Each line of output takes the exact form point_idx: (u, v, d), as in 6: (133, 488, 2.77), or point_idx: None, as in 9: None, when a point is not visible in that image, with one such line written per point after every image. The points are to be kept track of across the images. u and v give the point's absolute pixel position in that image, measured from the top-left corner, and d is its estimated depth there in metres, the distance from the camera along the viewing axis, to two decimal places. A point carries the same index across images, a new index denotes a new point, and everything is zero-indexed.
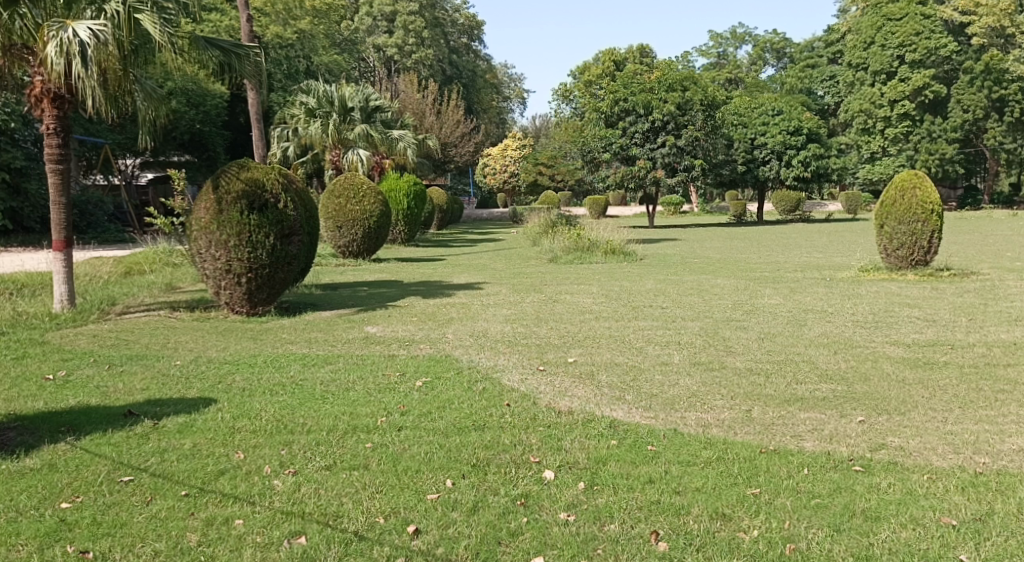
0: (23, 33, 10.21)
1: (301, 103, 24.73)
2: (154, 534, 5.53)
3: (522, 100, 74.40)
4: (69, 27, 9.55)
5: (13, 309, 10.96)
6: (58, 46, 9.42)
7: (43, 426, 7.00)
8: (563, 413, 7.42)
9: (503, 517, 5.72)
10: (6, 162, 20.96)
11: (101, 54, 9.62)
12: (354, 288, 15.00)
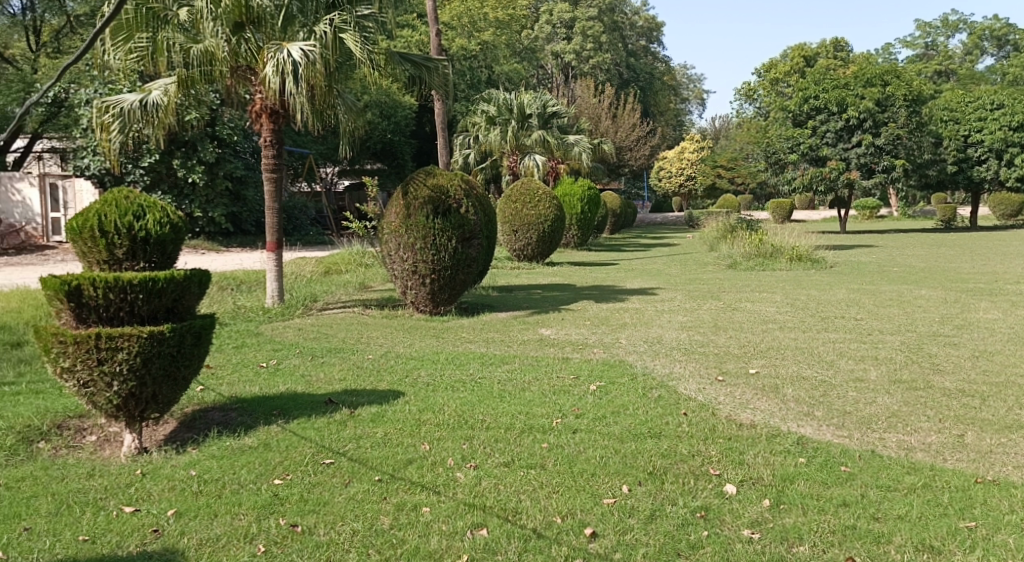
0: (247, 56, 11.19)
1: (483, 111, 25.66)
2: (353, 515, 6.01)
3: (703, 101, 73.69)
4: (285, 48, 10.57)
5: (232, 304, 12.06)
6: (275, 65, 10.47)
7: (259, 408, 7.75)
8: (745, 426, 7.50)
9: (683, 528, 5.88)
10: (227, 171, 22.84)
11: (310, 72, 10.50)
12: (529, 291, 15.47)
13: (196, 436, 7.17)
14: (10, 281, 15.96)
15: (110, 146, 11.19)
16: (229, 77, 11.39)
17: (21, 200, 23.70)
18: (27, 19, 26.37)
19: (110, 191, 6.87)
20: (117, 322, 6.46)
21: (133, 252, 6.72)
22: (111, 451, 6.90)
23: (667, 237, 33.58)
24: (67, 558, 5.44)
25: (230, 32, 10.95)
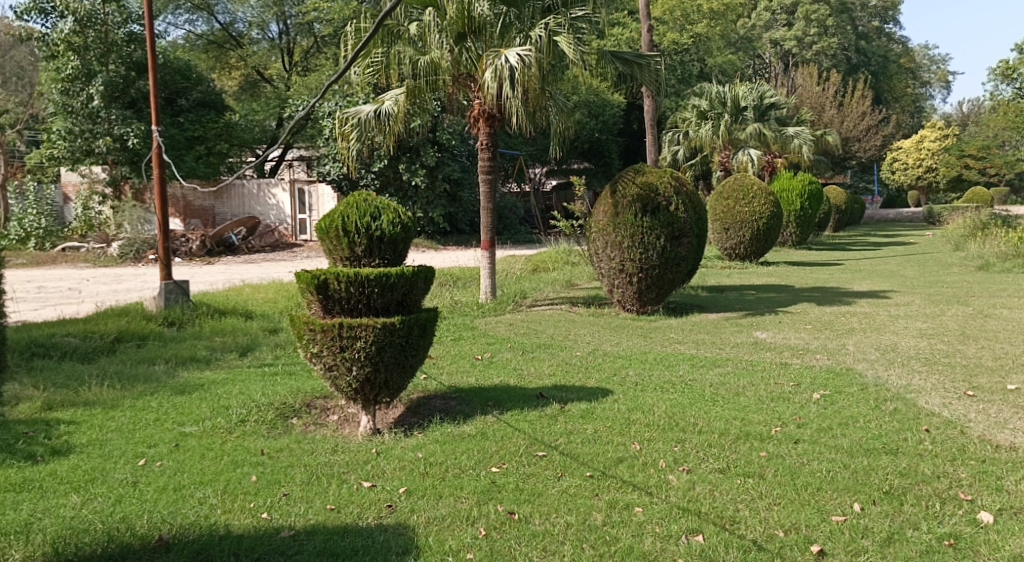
0: (467, 64, 11.43)
1: (694, 107, 25.19)
2: (566, 508, 5.88)
3: (946, 84, 68.79)
4: (504, 54, 10.67)
5: (451, 298, 12.43)
6: (493, 71, 10.59)
7: (475, 399, 7.85)
8: (1002, 449, 6.81)
9: (928, 555, 5.40)
10: (446, 174, 23.48)
11: (527, 76, 10.58)
12: (742, 292, 14.94)
13: (421, 422, 7.33)
14: (260, 275, 17.20)
15: (348, 152, 11.81)
16: (451, 85, 11.67)
17: (276, 203, 24.77)
18: (285, 43, 27.60)
19: (352, 194, 7.21)
20: (357, 313, 6.70)
21: (371, 249, 6.96)
22: (351, 430, 7.15)
23: (901, 235, 31.67)
24: (316, 523, 5.46)
25: (452, 41, 11.23)
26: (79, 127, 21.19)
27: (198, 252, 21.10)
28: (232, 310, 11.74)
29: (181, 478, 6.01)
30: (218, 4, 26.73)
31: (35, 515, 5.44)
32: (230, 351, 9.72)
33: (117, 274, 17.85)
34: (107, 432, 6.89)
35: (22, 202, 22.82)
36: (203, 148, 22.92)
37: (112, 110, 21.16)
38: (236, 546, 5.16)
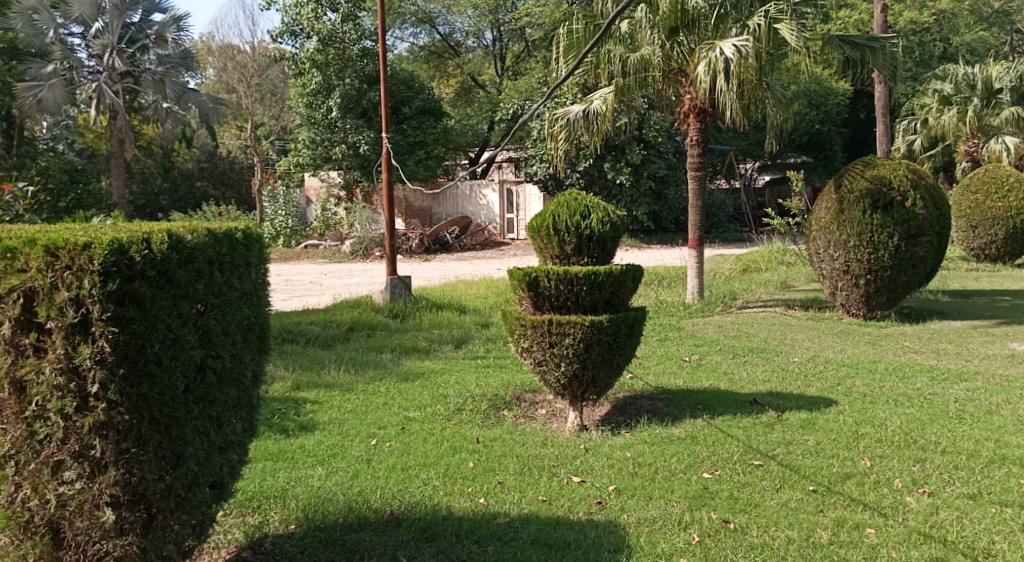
0: (680, 58, 11.38)
1: (936, 91, 23.38)
2: (788, 522, 5.47)
3: None
4: (718, 47, 10.56)
5: (656, 298, 12.55)
6: (707, 65, 10.55)
7: (683, 402, 7.79)
8: None
9: None
10: (652, 172, 23.15)
11: (742, 68, 10.34)
12: (991, 297, 13.90)
13: (628, 421, 7.37)
14: (473, 272, 17.84)
15: (555, 154, 11.98)
16: (661, 81, 11.68)
17: (486, 204, 25.46)
18: (498, 48, 28.15)
19: (562, 193, 7.34)
20: (565, 310, 6.88)
21: (580, 248, 7.09)
22: (558, 424, 7.32)
23: None
24: (530, 513, 5.59)
25: (664, 36, 11.26)
26: (320, 136, 22.70)
27: (417, 250, 22.31)
28: (449, 304, 12.28)
29: (407, 459, 6.38)
30: (439, 17, 27.70)
31: (290, 482, 5.86)
32: (447, 342, 10.19)
33: (348, 270, 19.09)
34: (344, 412, 7.42)
35: (274, 204, 24.79)
36: (422, 153, 23.55)
37: (347, 120, 22.40)
38: (458, 527, 5.33)
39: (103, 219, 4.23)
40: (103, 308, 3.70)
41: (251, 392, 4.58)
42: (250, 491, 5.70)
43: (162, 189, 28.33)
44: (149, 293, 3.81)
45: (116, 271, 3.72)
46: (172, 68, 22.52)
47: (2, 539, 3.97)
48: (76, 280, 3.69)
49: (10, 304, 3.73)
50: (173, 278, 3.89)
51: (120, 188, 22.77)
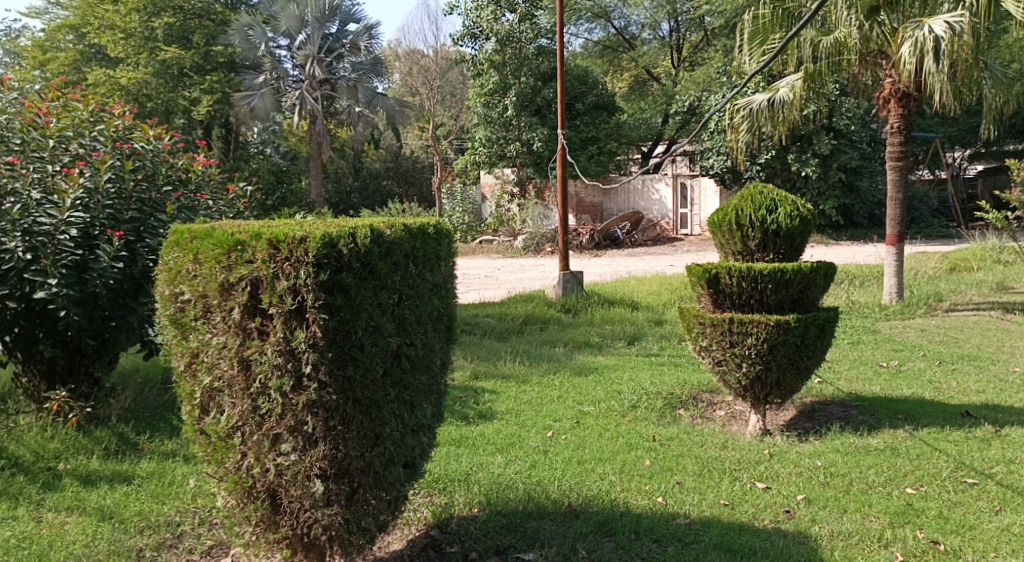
0: (880, 40, 10.77)
1: None
2: (1010, 548, 5.08)
3: None
4: (926, 25, 9.97)
5: (848, 298, 12.12)
6: (914, 45, 9.99)
7: (882, 410, 7.35)
8: None
9: None
10: (842, 163, 20.98)
11: (955, 46, 9.70)
12: None
13: (817, 427, 7.08)
14: (648, 268, 17.68)
15: (736, 144, 11.81)
16: (859, 63, 11.21)
17: (659, 198, 25.16)
18: (674, 40, 27.65)
19: (746, 186, 7.12)
20: (749, 308, 6.73)
21: (764, 243, 6.90)
22: (739, 427, 7.14)
23: None
24: (712, 516, 5.49)
25: (863, 17, 10.59)
26: (496, 134, 23.07)
27: (587, 245, 22.48)
28: (621, 300, 12.21)
29: (583, 452, 6.40)
30: (615, 10, 27.55)
31: (473, 467, 6.01)
32: (620, 338, 10.15)
33: (522, 265, 19.40)
34: (520, 403, 7.52)
35: (452, 201, 25.61)
36: (593, 148, 23.37)
37: (522, 118, 22.57)
38: (636, 524, 5.29)
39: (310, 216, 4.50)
40: (315, 296, 3.96)
41: (441, 380, 4.73)
42: (437, 472, 5.88)
43: (354, 188, 29.65)
44: (355, 283, 4.03)
45: (326, 263, 3.96)
46: (364, 75, 23.21)
47: (229, 501, 4.33)
48: (294, 270, 3.95)
49: (239, 291, 4.02)
50: (376, 269, 4.10)
51: (318, 187, 24.04)
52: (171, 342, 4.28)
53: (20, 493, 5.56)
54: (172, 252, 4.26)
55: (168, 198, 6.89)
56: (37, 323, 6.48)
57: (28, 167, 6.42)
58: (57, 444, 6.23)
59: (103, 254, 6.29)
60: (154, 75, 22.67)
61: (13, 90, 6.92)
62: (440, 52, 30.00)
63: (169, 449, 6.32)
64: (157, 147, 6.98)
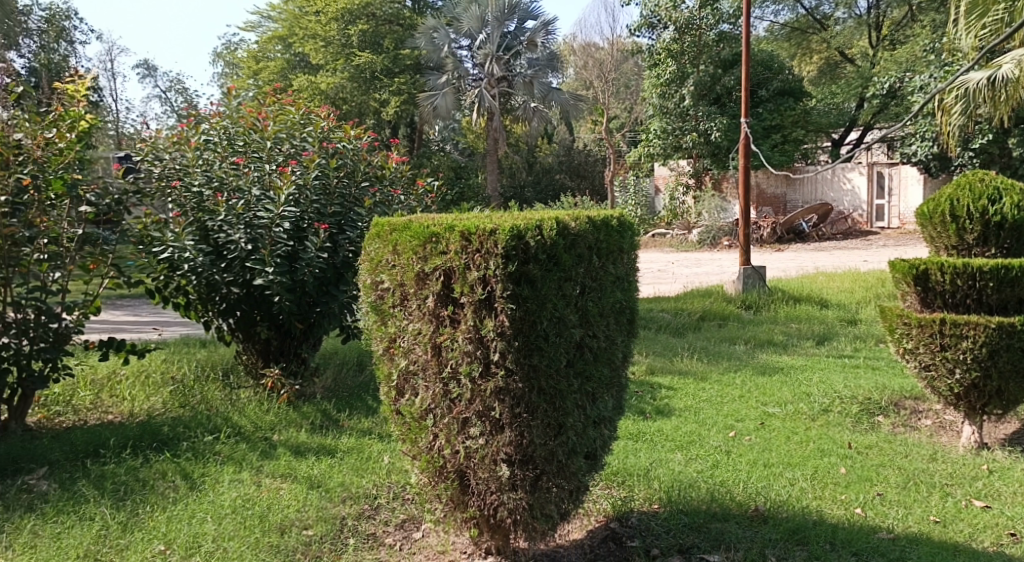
0: None
1: None
2: None
3: None
4: None
5: None
6: None
7: None
8: None
9: None
10: None
11: None
12: None
13: None
14: (837, 264, 16.89)
15: (950, 127, 10.94)
16: None
17: (851, 188, 23.49)
18: (872, 17, 25.29)
19: (965, 176, 7.09)
20: (964, 308, 6.29)
21: (985, 237, 6.78)
22: (949, 439, 6.67)
23: None
24: (920, 533, 5.12)
25: None
26: (672, 125, 22.72)
27: (768, 240, 21.75)
28: (807, 297, 11.65)
29: (770, 455, 6.08)
30: None
31: (652, 463, 5.83)
32: (807, 338, 9.69)
33: (699, 258, 19.04)
34: (699, 401, 7.27)
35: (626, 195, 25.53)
36: (777, 137, 22.46)
37: (699, 108, 22.03)
38: (833, 535, 4.98)
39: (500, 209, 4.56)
40: (504, 287, 4.03)
41: (623, 373, 4.61)
42: (615, 466, 5.73)
43: (528, 182, 29.87)
44: (541, 275, 4.06)
45: (514, 254, 4.02)
46: (541, 70, 23.26)
47: (423, 479, 4.49)
48: (485, 261, 4.05)
49: (433, 281, 4.17)
50: (561, 261, 4.10)
51: (495, 182, 24.19)
52: (372, 327, 4.50)
53: (242, 460, 5.82)
54: (375, 244, 4.47)
55: (366, 193, 7.20)
56: (256, 306, 7.03)
57: (249, 165, 6.89)
58: (272, 417, 6.56)
59: (311, 245, 6.73)
60: (348, 79, 23.70)
61: (236, 95, 7.41)
62: (617, 44, 29.76)
63: (367, 427, 6.50)
64: (357, 146, 7.27)
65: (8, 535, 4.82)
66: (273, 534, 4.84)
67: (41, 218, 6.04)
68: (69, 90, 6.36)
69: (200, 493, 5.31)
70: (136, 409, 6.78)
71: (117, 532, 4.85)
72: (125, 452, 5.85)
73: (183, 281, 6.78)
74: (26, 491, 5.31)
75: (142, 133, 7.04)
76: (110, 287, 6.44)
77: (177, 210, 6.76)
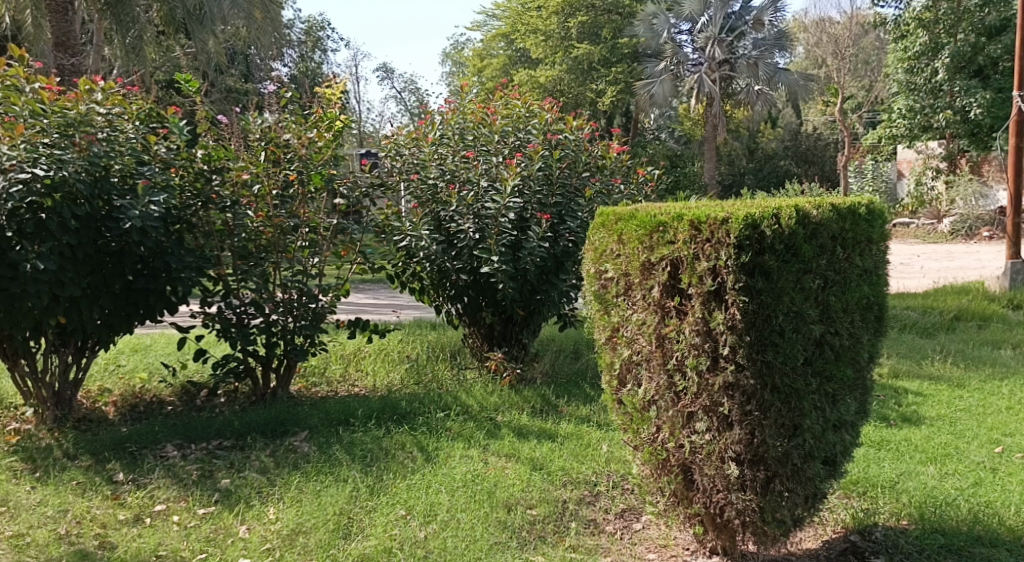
0: None
1: None
2: None
3: None
4: None
5: None
6: None
7: None
8: None
9: None
10: None
11: None
12: None
13: None
14: None
15: None
16: None
17: None
18: None
19: None
20: None
21: None
22: None
23: None
24: None
25: None
26: (921, 103, 21.09)
27: None
28: None
29: None
30: None
31: (900, 475, 5.35)
32: None
33: (948, 252, 17.69)
34: (954, 410, 6.63)
35: (861, 180, 25.32)
36: None
37: (955, 82, 20.24)
38: None
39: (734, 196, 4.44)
40: (736, 278, 3.88)
41: (868, 374, 4.38)
42: (856, 476, 5.32)
43: (748, 169, 28.10)
44: (777, 266, 3.89)
45: (748, 244, 3.87)
46: (766, 50, 22.04)
47: (646, 472, 4.50)
48: (715, 252, 3.93)
49: (659, 271, 4.13)
50: (799, 253, 3.92)
51: (712, 170, 22.98)
52: (595, 316, 4.61)
53: (470, 437, 5.98)
54: (599, 233, 4.59)
55: (586, 183, 7.24)
56: (482, 293, 7.24)
57: (479, 159, 7.06)
58: (496, 398, 6.72)
59: (533, 235, 6.82)
60: (567, 72, 24.21)
61: (470, 92, 7.62)
62: (856, 19, 27.90)
63: (586, 414, 6.51)
64: (579, 137, 7.32)
65: (280, 488, 5.16)
66: (501, 510, 4.95)
67: (304, 210, 6.57)
68: (327, 93, 6.77)
69: (435, 465, 5.50)
70: (378, 385, 7.21)
71: (366, 494, 5.09)
72: (370, 422, 6.18)
73: (418, 268, 7.13)
74: (291, 451, 5.71)
75: (386, 132, 7.34)
76: (358, 273, 6.88)
77: (414, 201, 7.04)
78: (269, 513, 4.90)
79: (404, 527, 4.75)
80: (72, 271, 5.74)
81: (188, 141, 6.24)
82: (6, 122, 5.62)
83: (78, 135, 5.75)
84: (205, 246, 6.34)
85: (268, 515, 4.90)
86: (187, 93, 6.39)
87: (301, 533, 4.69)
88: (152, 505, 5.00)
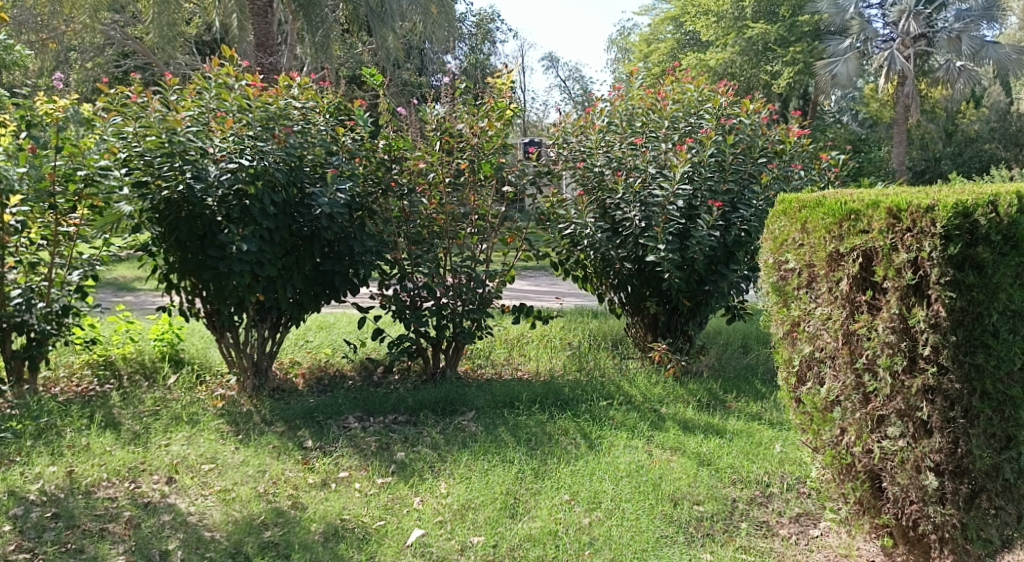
0: None
1: None
2: None
3: None
4: None
5: None
6: None
7: None
8: None
9: None
10: None
11: None
12: None
13: None
14: None
15: None
16: None
17: None
18: None
19: None
20: None
21: None
22: None
23: None
24: None
25: None
26: None
27: None
28: None
29: None
30: None
31: None
32: None
33: None
34: None
35: None
36: None
37: None
38: None
39: (938, 182, 4.07)
40: (942, 272, 3.55)
41: None
42: None
43: (945, 153, 25.96)
44: (992, 259, 3.54)
45: (957, 235, 3.54)
46: (972, 21, 20.86)
47: (828, 476, 4.22)
48: (917, 242, 3.61)
49: (849, 262, 3.85)
50: (1019, 245, 3.56)
51: (902, 154, 21.48)
52: (774, 309, 4.36)
53: (634, 428, 5.82)
54: (780, 221, 4.33)
55: (763, 169, 6.89)
56: (647, 283, 7.05)
57: (647, 146, 6.84)
58: (661, 390, 6.53)
59: (703, 224, 6.54)
60: (739, 53, 23.38)
61: (639, 78, 7.41)
62: None
63: (756, 412, 6.21)
64: (756, 120, 6.93)
65: (450, 464, 5.16)
66: (667, 503, 4.77)
67: (474, 197, 6.63)
68: (498, 82, 6.68)
69: (598, 453, 5.38)
70: (541, 369, 7.12)
71: (532, 476, 5.03)
72: (535, 406, 6.12)
73: (582, 255, 7.06)
74: (460, 430, 5.73)
75: (553, 120, 7.27)
76: (522, 260, 6.83)
77: (580, 188, 6.95)
78: (442, 487, 4.91)
79: (569, 512, 4.66)
80: (271, 251, 5.87)
81: (371, 132, 6.37)
82: (218, 116, 5.85)
83: (277, 128, 5.93)
84: (385, 231, 6.42)
85: (440, 489, 4.90)
86: (371, 86, 6.50)
87: (471, 510, 4.67)
88: (337, 472, 5.10)
